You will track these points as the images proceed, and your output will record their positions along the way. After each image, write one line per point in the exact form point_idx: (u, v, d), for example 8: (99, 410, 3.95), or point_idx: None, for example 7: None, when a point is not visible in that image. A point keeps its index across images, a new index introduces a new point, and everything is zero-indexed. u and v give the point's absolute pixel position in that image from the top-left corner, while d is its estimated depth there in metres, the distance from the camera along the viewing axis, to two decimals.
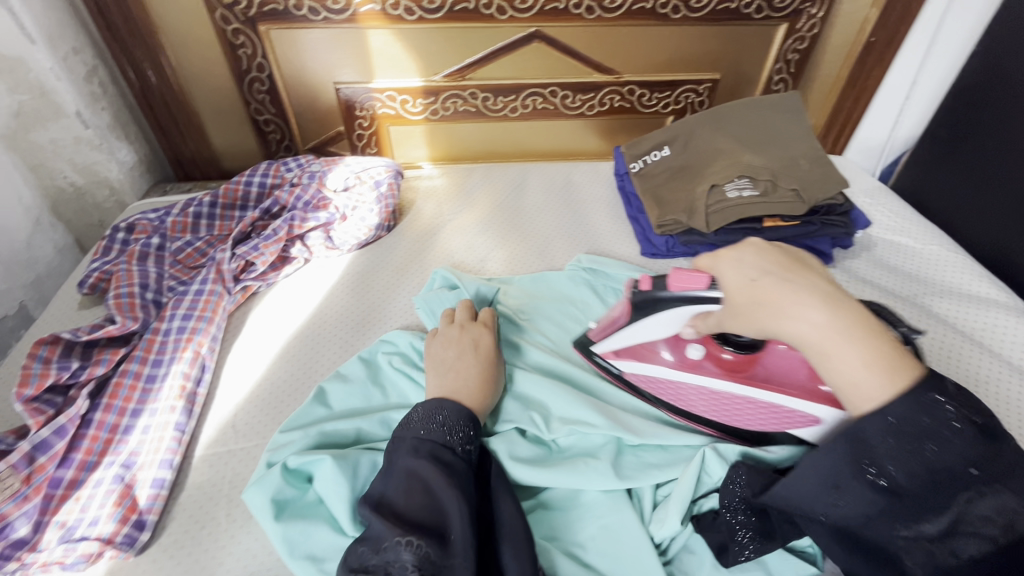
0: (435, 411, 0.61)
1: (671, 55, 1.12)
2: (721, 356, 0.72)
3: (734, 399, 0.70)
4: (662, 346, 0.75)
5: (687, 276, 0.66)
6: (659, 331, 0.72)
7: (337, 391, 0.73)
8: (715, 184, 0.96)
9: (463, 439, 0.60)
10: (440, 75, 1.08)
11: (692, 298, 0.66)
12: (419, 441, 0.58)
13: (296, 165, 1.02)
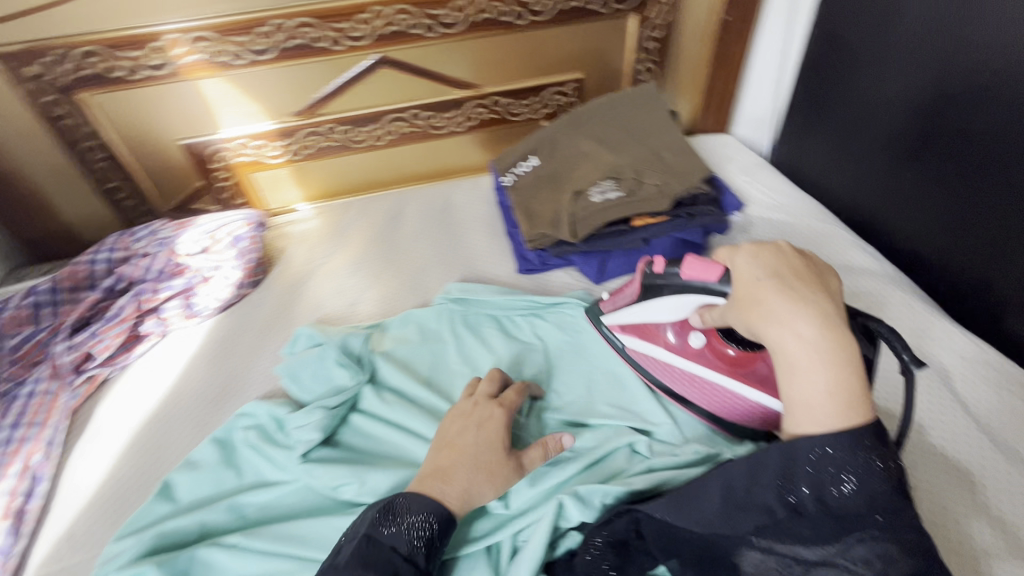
0: (413, 514, 0.54)
1: (528, 61, 1.09)
2: (724, 350, 0.70)
3: (722, 392, 0.70)
4: (671, 328, 0.74)
5: (700, 267, 0.64)
6: (661, 314, 0.72)
7: (184, 481, 0.68)
8: (579, 191, 0.94)
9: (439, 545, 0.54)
10: (291, 115, 1.04)
11: (703, 288, 0.65)
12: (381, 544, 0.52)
13: (146, 233, 0.96)
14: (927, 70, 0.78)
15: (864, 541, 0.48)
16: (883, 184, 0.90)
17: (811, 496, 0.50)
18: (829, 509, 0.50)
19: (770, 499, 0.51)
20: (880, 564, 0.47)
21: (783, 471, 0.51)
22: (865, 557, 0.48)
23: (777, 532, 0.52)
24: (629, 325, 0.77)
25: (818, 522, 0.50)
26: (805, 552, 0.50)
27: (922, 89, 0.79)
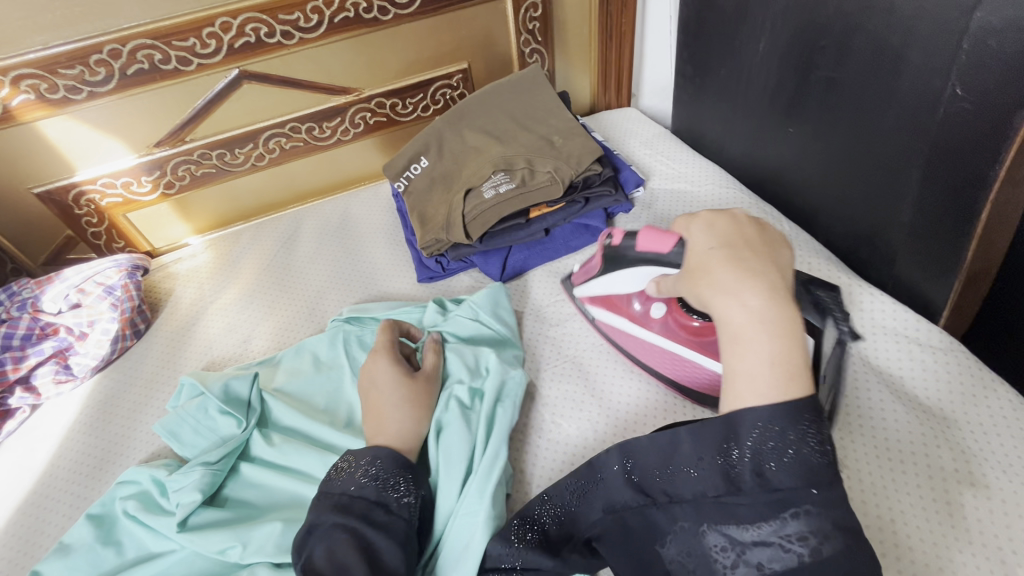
0: (369, 464, 0.59)
1: (405, 57, 1.03)
2: (688, 323, 0.70)
3: (686, 364, 0.69)
4: (635, 298, 0.72)
5: (655, 238, 0.63)
6: (623, 286, 0.71)
7: (56, 569, 0.62)
8: (471, 189, 0.89)
9: (400, 493, 0.57)
10: (154, 146, 0.96)
11: (655, 260, 0.64)
12: (351, 500, 0.56)
13: (6, 296, 0.87)
14: (790, 22, 0.76)
15: (804, 522, 0.43)
16: (772, 143, 0.88)
17: (749, 469, 0.46)
18: (766, 484, 0.45)
19: (710, 478, 0.47)
20: (813, 542, 0.42)
21: (723, 437, 0.48)
22: (798, 534, 0.43)
23: (716, 514, 0.47)
24: (598, 295, 0.76)
25: (755, 500, 0.45)
26: (743, 533, 0.45)
27: (790, 42, 0.77)
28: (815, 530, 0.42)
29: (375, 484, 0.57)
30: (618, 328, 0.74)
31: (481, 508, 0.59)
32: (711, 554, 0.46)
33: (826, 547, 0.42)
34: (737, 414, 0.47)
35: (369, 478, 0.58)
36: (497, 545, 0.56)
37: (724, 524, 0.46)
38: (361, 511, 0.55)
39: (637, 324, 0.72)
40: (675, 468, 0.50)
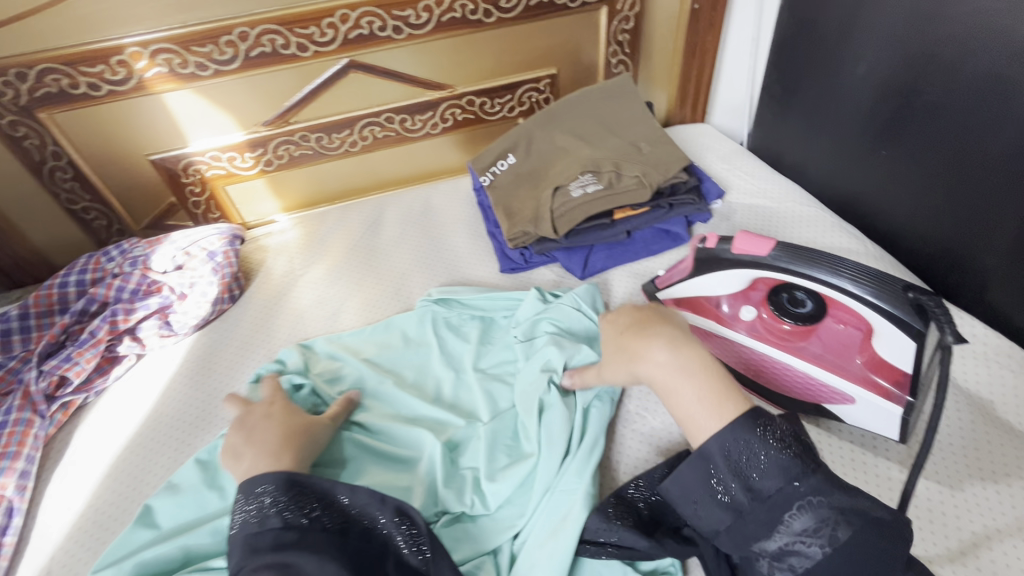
0: (253, 493, 0.56)
1: (500, 58, 1.08)
2: (779, 326, 0.69)
3: (774, 366, 0.68)
4: (723, 299, 0.73)
5: (750, 243, 0.65)
6: (718, 286, 0.71)
7: (165, 506, 0.66)
8: (559, 186, 0.92)
9: (305, 510, 0.54)
10: (262, 125, 1.02)
11: (752, 263, 0.66)
12: (254, 537, 0.53)
13: (118, 253, 0.93)
14: (896, 47, 0.78)
15: (802, 514, 0.47)
16: (861, 165, 0.90)
17: (740, 486, 0.49)
18: (757, 494, 0.49)
19: (725, 506, 0.50)
20: (827, 535, 0.45)
21: (707, 475, 0.51)
22: (811, 528, 0.46)
23: (737, 538, 0.49)
24: (685, 299, 0.76)
25: (759, 512, 0.48)
26: (763, 540, 0.48)
27: (893, 67, 0.79)
28: (819, 519, 0.46)
29: (263, 518, 0.54)
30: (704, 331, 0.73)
31: (579, 486, 0.62)
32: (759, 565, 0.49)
33: (840, 533, 0.45)
34: (703, 453, 0.51)
35: (257, 510, 0.54)
36: (595, 517, 0.58)
37: (751, 543, 0.49)
38: (270, 543, 0.52)
39: (723, 325, 0.72)
40: (692, 503, 0.52)
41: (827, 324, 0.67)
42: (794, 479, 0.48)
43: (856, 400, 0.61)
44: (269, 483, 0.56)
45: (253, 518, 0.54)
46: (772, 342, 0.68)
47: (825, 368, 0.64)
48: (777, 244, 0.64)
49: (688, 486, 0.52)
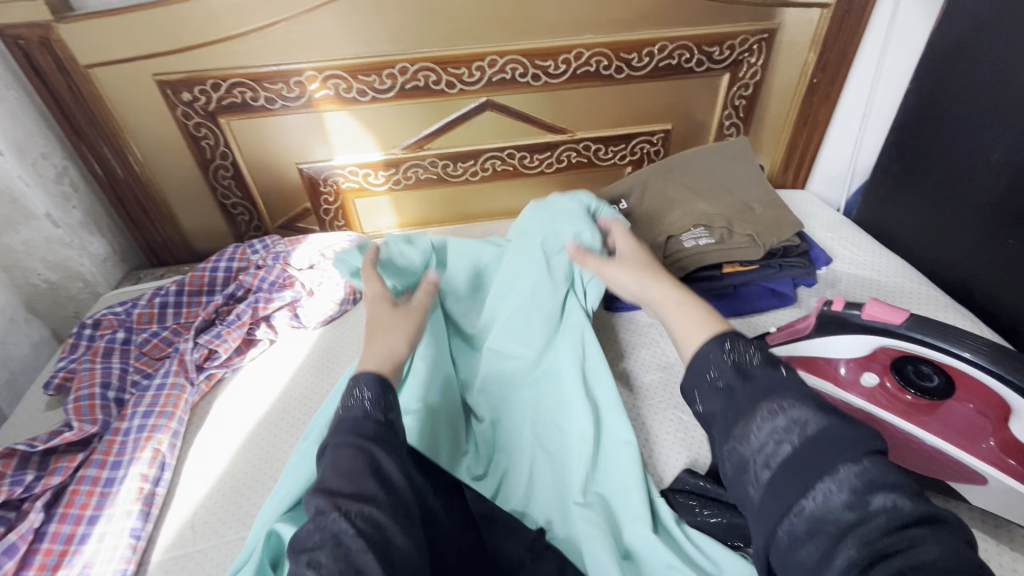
0: (353, 388, 0.59)
1: (621, 110, 1.15)
2: (901, 395, 0.70)
3: (896, 434, 0.69)
4: (843, 362, 0.75)
5: (882, 310, 0.68)
6: (840, 349, 0.74)
7: None
8: (671, 235, 0.97)
9: (381, 406, 0.57)
10: (399, 147, 1.12)
11: (884, 331, 0.68)
12: (342, 421, 0.56)
13: (262, 247, 1.04)
14: None
15: (783, 407, 0.48)
16: (984, 250, 0.90)
17: (731, 374, 0.53)
18: (746, 378, 0.52)
19: (719, 393, 0.53)
20: (800, 428, 0.46)
21: (704, 373, 0.55)
22: (783, 426, 0.47)
23: (722, 425, 0.52)
24: (799, 357, 0.78)
25: (745, 396, 0.51)
26: (744, 426, 0.49)
27: None
28: (795, 414, 0.47)
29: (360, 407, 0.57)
30: (820, 392, 0.76)
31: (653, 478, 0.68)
32: (748, 462, 0.48)
33: (812, 427, 0.46)
34: (701, 357, 0.56)
35: (359, 399, 0.57)
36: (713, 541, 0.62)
37: (735, 424, 0.50)
38: (352, 429, 0.54)
39: (841, 387, 0.74)
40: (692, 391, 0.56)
41: (952, 404, 0.69)
42: (780, 371, 0.53)
43: (987, 480, 0.62)
44: (367, 382, 0.59)
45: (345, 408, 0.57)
46: (897, 410, 0.69)
47: (950, 441, 0.65)
48: (909, 315, 0.67)
49: (689, 378, 0.57)
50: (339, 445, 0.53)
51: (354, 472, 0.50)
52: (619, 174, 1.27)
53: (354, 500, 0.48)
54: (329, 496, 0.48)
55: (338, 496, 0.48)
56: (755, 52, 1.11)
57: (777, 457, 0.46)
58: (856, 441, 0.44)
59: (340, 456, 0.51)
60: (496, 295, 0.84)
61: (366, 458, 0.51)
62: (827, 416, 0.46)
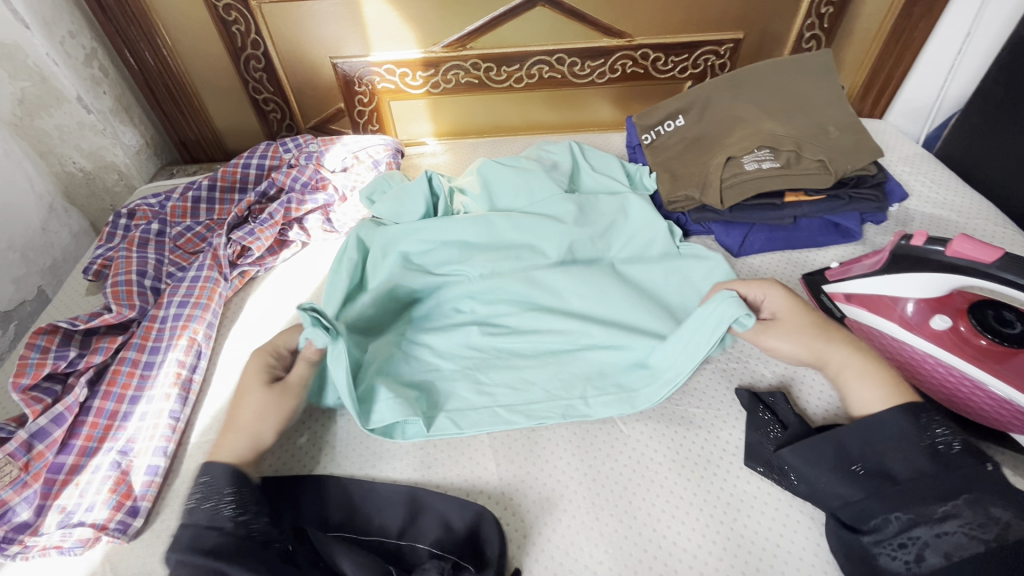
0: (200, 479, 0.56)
1: (690, 14, 1.03)
2: (974, 341, 0.65)
3: (960, 381, 0.65)
4: (911, 301, 0.69)
5: (970, 247, 0.61)
6: (912, 289, 0.68)
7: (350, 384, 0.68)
8: (732, 156, 0.87)
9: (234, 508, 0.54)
10: (439, 46, 1.04)
11: (970, 269, 0.61)
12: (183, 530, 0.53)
13: (294, 146, 1.01)
14: None
15: (983, 504, 0.49)
16: None
17: (925, 456, 0.53)
18: (941, 461, 0.53)
19: (905, 466, 0.54)
20: (996, 527, 0.47)
21: (875, 450, 0.56)
22: (977, 522, 0.48)
23: (866, 510, 0.54)
24: (857, 296, 0.74)
25: (943, 479, 0.52)
26: (924, 512, 0.50)
27: None
28: (995, 513, 0.48)
29: (213, 511, 0.53)
30: (880, 331, 0.71)
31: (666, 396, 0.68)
32: (923, 551, 0.49)
33: (1009, 535, 0.47)
34: (879, 422, 0.57)
35: (205, 502, 0.54)
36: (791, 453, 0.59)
37: (908, 509, 0.51)
38: (190, 541, 0.51)
39: (906, 328, 0.69)
40: (861, 465, 0.56)
41: None
42: (985, 464, 0.52)
43: None
44: (217, 476, 0.56)
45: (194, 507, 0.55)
46: (965, 355, 0.64)
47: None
48: (1005, 253, 0.59)
49: (868, 448, 0.57)
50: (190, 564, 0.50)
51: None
52: (677, 90, 1.16)
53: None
54: None
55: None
56: None
57: (960, 551, 0.47)
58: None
59: None
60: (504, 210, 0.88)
61: None
62: (994, 505, 0.49)
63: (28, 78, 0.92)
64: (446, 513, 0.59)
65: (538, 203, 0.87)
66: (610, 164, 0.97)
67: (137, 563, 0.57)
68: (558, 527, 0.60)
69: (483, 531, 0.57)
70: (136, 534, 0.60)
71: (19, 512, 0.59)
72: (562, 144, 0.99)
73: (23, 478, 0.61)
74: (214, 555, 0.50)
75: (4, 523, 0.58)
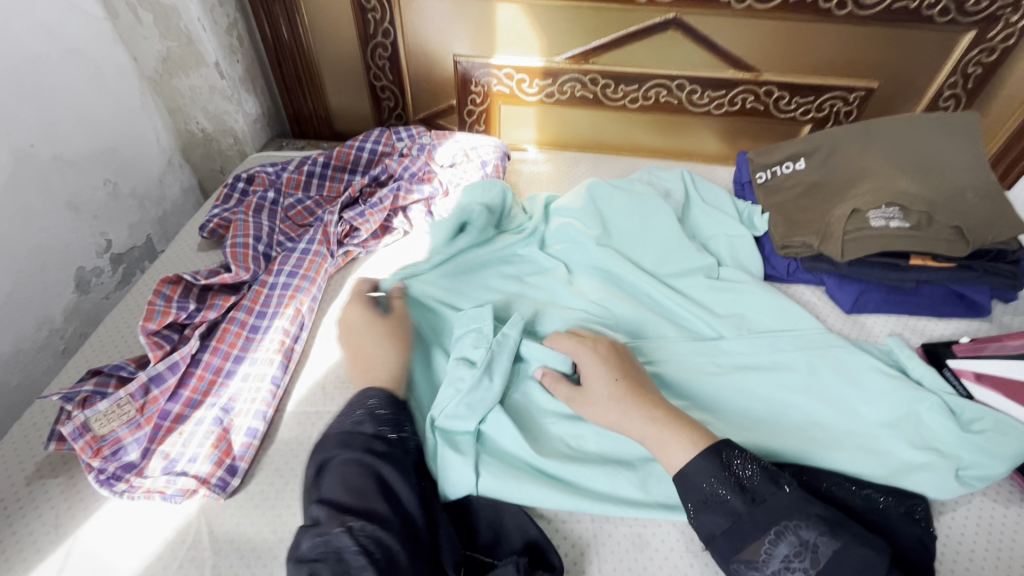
0: (361, 402, 0.62)
1: (826, 56, 0.99)
2: None
3: None
4: None
5: None
6: None
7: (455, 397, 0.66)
8: (858, 209, 0.83)
9: (394, 427, 0.60)
10: (563, 57, 1.04)
11: None
12: (348, 435, 0.58)
13: (407, 136, 1.03)
14: None
15: (788, 530, 0.51)
16: None
17: (737, 494, 0.54)
18: (752, 498, 0.53)
19: (721, 519, 0.54)
20: (809, 554, 0.50)
21: (703, 494, 0.55)
22: (795, 552, 0.50)
23: (734, 546, 0.52)
24: (990, 377, 0.70)
25: (752, 517, 0.53)
26: (754, 555, 0.52)
27: None
28: (804, 535, 0.51)
29: (377, 424, 0.59)
30: None
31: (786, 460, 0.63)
32: None
33: (820, 550, 0.50)
34: (685, 475, 0.56)
35: (354, 415, 0.60)
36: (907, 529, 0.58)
37: (740, 552, 0.52)
38: (362, 443, 0.57)
39: None
40: (693, 508, 0.55)
41: None
42: (782, 487, 0.54)
43: None
44: (379, 398, 0.62)
45: (354, 420, 0.60)
46: None
47: None
48: None
49: (687, 494, 0.56)
50: (349, 461, 0.55)
51: (360, 489, 0.53)
52: (793, 132, 1.12)
53: (360, 516, 0.51)
54: (341, 510, 0.51)
55: (345, 512, 0.51)
56: (1021, 8, 0.90)
57: None
58: (867, 567, 0.49)
59: (347, 471, 0.54)
60: (615, 232, 0.89)
61: (371, 477, 0.54)
62: (864, 549, 0.50)
63: (176, 39, 0.97)
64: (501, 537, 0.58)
65: (647, 230, 0.88)
66: (721, 199, 0.96)
67: (231, 522, 0.58)
68: (631, 564, 0.57)
69: (549, 558, 0.55)
70: (232, 492, 0.61)
71: (129, 451, 0.62)
72: (673, 171, 0.98)
73: (138, 419, 0.63)
74: (374, 458, 0.56)
75: (115, 460, 0.61)
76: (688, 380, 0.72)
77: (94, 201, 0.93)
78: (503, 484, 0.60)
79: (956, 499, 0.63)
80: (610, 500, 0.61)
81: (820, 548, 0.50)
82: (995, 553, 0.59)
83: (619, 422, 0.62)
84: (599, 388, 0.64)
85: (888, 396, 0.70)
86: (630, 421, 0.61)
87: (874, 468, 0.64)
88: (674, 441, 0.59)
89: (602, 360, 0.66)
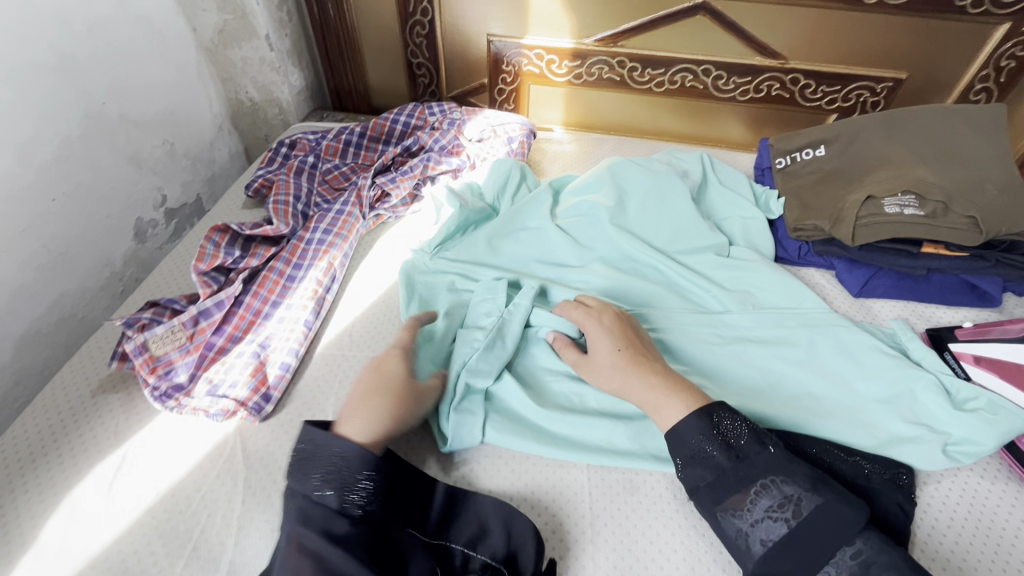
0: (330, 452, 0.55)
1: (854, 45, 1.00)
2: None
3: None
4: None
5: None
6: None
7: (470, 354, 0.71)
8: (873, 195, 0.85)
9: (363, 497, 0.53)
10: (592, 39, 1.07)
11: None
12: (307, 508, 0.52)
13: (439, 111, 1.08)
14: None
15: (773, 485, 0.55)
16: None
17: (723, 451, 0.58)
18: (737, 455, 0.58)
19: (708, 472, 0.58)
20: (790, 507, 0.54)
21: (692, 449, 0.59)
22: (777, 505, 0.54)
23: (717, 496, 0.56)
24: (988, 360, 0.72)
25: (736, 471, 0.57)
26: (736, 505, 0.55)
27: None
28: (788, 490, 0.54)
29: (347, 497, 0.53)
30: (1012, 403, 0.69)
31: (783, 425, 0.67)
32: (744, 536, 0.55)
33: (803, 506, 0.53)
34: (677, 432, 0.60)
35: (319, 478, 0.54)
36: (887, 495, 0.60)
37: (723, 502, 0.56)
38: (321, 523, 0.51)
39: None
40: (681, 462, 0.59)
41: None
42: (767, 447, 0.58)
43: None
44: (353, 458, 0.55)
45: (320, 483, 0.53)
46: None
47: None
48: None
49: (676, 449, 0.60)
50: (303, 546, 0.49)
51: None
52: (819, 121, 1.13)
53: None
54: None
55: None
56: None
57: (772, 536, 0.53)
58: (847, 524, 0.52)
59: (298, 563, 0.47)
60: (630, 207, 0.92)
61: (321, 570, 0.47)
62: (845, 506, 0.53)
63: (232, 12, 1.04)
64: (486, 517, 0.58)
65: (661, 208, 0.91)
66: (739, 182, 0.98)
67: (263, 442, 0.66)
68: (620, 506, 0.62)
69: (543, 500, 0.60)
70: (266, 416, 0.68)
71: (178, 373, 0.70)
72: (692, 153, 1.01)
73: (187, 346, 0.72)
74: (333, 545, 0.49)
75: (167, 380, 0.69)
76: (690, 347, 0.76)
77: (154, 158, 1.02)
78: (505, 436, 0.66)
79: (942, 471, 0.66)
80: (604, 451, 0.66)
81: (802, 502, 0.54)
82: (974, 522, 0.62)
83: (620, 389, 0.66)
84: (604, 356, 0.68)
85: (885, 373, 0.72)
86: (631, 389, 0.65)
87: (862, 438, 0.67)
88: (669, 407, 0.62)
89: (606, 331, 0.70)
